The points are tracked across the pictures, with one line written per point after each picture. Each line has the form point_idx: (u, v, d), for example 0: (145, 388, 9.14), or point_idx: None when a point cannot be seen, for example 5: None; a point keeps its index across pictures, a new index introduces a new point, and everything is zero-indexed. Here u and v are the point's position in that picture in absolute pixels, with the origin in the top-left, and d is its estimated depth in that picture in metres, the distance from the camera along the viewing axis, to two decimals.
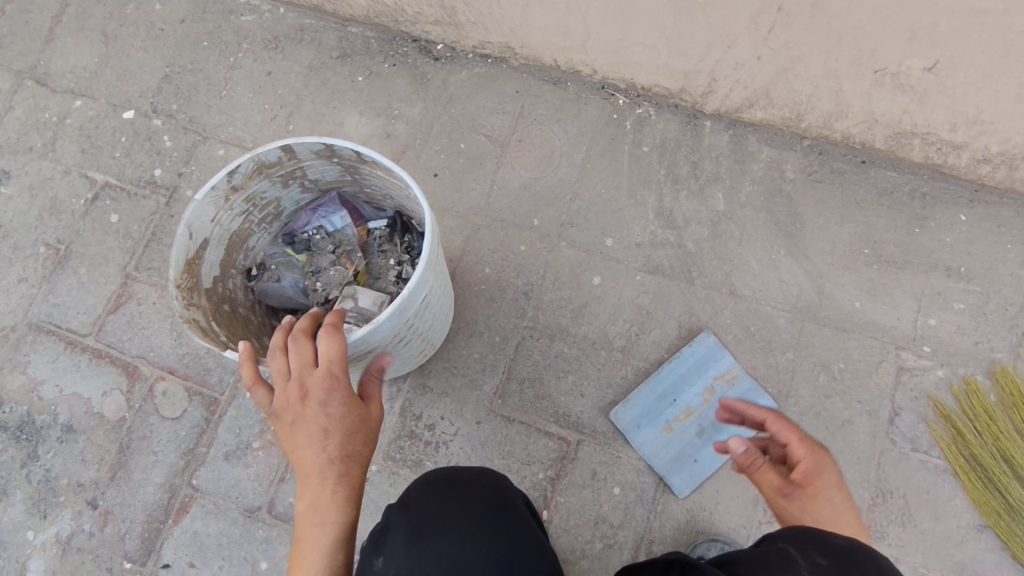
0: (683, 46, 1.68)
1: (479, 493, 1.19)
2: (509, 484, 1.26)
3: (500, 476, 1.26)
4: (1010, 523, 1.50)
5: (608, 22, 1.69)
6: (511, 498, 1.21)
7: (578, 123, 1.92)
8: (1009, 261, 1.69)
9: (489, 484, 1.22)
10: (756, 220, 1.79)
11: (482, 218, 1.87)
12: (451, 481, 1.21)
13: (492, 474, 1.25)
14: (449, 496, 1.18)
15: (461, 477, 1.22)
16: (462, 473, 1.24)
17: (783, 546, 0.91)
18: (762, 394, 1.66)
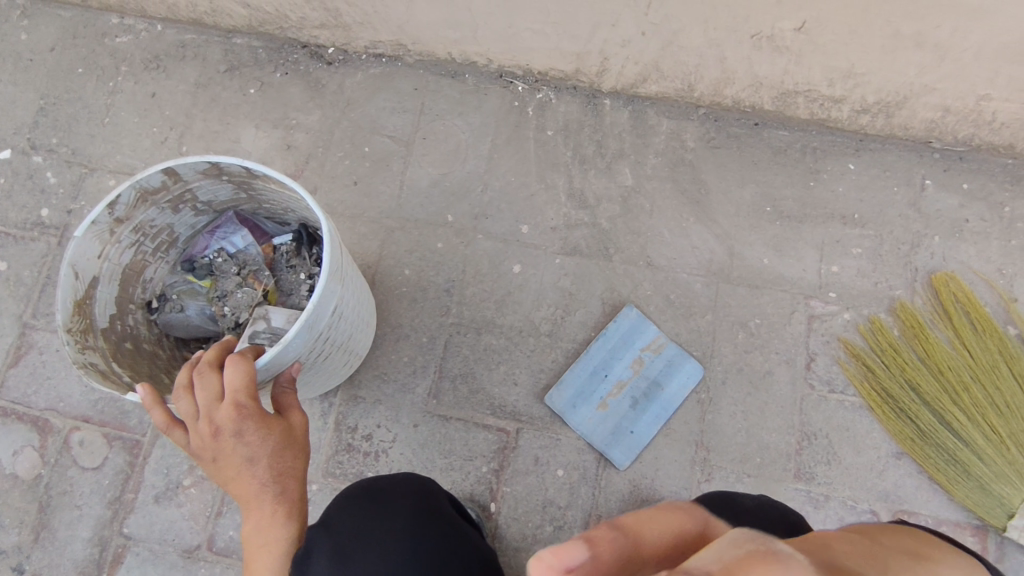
0: (571, 28, 1.69)
1: (401, 500, 1.22)
2: (430, 486, 1.29)
3: (420, 479, 1.29)
4: (922, 447, 1.60)
5: (495, 10, 1.69)
6: (435, 499, 1.25)
7: (481, 114, 1.91)
8: (897, 202, 1.79)
9: (409, 491, 1.25)
10: (663, 191, 1.83)
11: (395, 220, 1.85)
12: (370, 493, 1.22)
13: (410, 480, 1.29)
14: (370, 507, 1.19)
15: (380, 488, 1.24)
16: (381, 483, 1.26)
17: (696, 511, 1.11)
18: (687, 358, 1.71)
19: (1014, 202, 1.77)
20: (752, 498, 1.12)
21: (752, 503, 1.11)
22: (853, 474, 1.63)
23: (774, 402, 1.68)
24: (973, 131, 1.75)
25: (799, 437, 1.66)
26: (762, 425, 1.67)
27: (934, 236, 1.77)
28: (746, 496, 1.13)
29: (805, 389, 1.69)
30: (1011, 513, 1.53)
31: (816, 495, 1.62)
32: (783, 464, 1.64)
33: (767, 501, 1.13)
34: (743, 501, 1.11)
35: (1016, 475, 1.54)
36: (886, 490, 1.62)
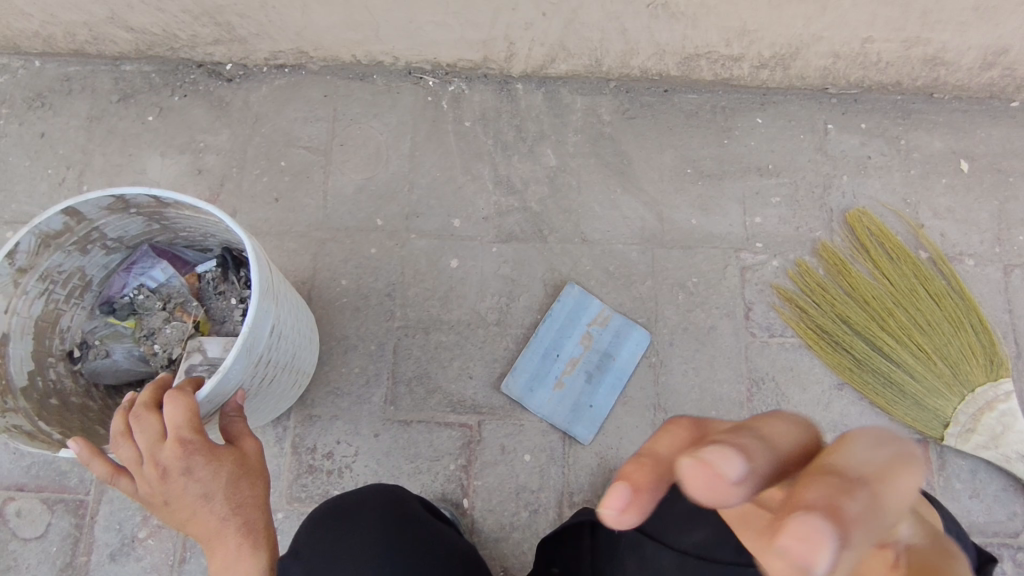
0: (472, 15, 1.69)
1: (371, 514, 1.16)
2: (401, 492, 1.24)
3: (390, 487, 1.23)
4: (859, 375, 1.69)
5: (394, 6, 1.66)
6: (407, 507, 1.20)
7: (396, 114, 1.88)
8: (805, 149, 1.88)
9: (379, 499, 1.19)
10: (588, 166, 1.86)
11: (324, 231, 1.80)
12: (337, 512, 1.17)
13: (380, 489, 1.23)
14: (338, 527, 1.14)
15: (347, 504, 1.18)
16: (348, 498, 1.20)
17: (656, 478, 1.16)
18: (634, 326, 1.75)
19: (908, 134, 1.89)
20: None
21: None
22: (802, 411, 1.71)
23: (720, 354, 1.75)
24: (863, 74, 1.85)
25: (748, 384, 1.73)
26: (712, 379, 1.73)
27: (843, 176, 1.87)
28: None
29: (747, 338, 1.76)
30: (945, 423, 1.65)
31: None
32: (737, 412, 1.71)
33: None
34: None
35: (945, 386, 1.65)
36: (834, 420, 1.71)
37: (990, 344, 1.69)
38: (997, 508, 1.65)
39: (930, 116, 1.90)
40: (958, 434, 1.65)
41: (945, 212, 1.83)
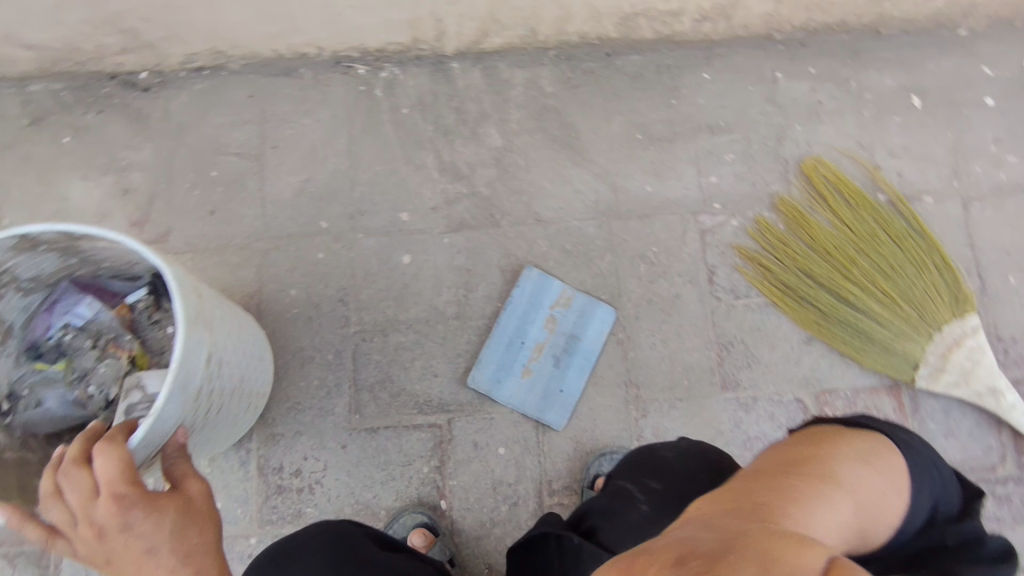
0: None
1: (314, 558, 1.12)
2: (347, 528, 1.19)
3: (336, 525, 1.18)
4: (827, 327, 1.67)
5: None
6: (354, 544, 1.15)
7: (328, 107, 1.78)
8: (756, 100, 1.81)
9: (323, 539, 1.15)
10: (535, 142, 1.78)
11: (266, 241, 1.72)
12: (280, 560, 1.12)
13: (326, 528, 1.18)
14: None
15: (290, 549, 1.14)
16: (292, 542, 1.16)
17: (619, 483, 1.11)
18: (597, 304, 1.70)
19: (859, 74, 1.83)
20: (673, 450, 1.14)
21: (672, 455, 1.13)
22: (772, 370, 1.70)
23: (686, 323, 1.71)
24: (807, 16, 1.78)
25: (717, 350, 1.70)
26: (681, 348, 1.70)
27: (796, 125, 1.81)
28: (668, 450, 1.15)
29: (713, 303, 1.72)
30: (915, 365, 1.64)
31: (745, 400, 1.68)
32: (709, 379, 1.69)
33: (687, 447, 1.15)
34: (664, 456, 1.13)
35: (912, 329, 1.64)
36: (805, 376, 1.69)
37: (954, 283, 1.67)
38: (973, 444, 1.66)
39: (879, 53, 1.84)
40: (928, 375, 1.64)
41: (901, 151, 1.79)
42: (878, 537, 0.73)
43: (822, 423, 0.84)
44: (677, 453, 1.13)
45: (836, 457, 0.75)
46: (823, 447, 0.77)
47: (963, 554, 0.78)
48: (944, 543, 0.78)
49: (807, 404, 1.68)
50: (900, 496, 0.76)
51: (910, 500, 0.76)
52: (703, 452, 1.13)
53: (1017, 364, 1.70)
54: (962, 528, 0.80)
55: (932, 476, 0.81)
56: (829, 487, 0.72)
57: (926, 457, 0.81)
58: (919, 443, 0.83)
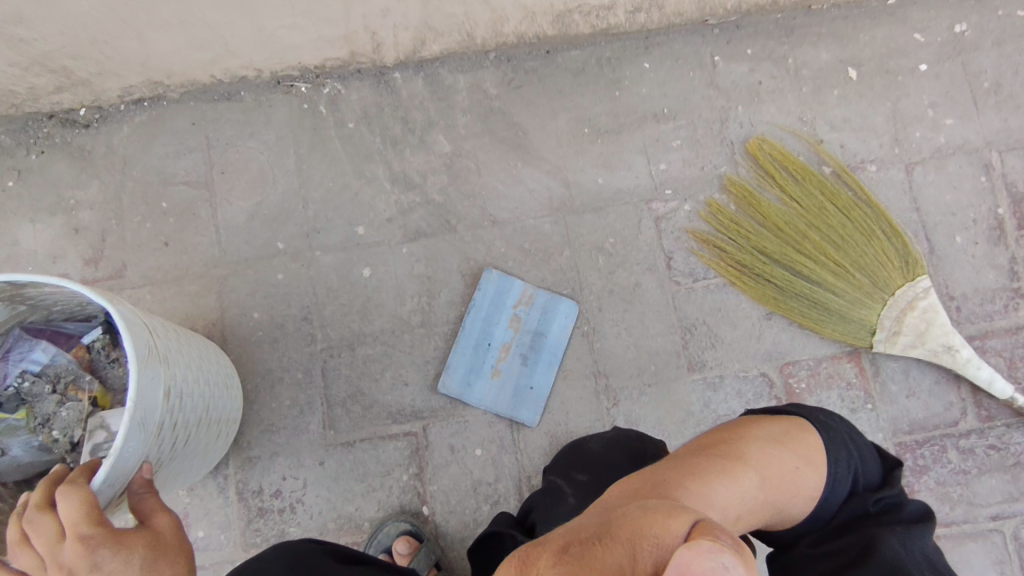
0: (321, 12, 1.58)
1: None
2: (303, 548, 1.20)
3: (292, 546, 1.20)
4: (783, 301, 1.71)
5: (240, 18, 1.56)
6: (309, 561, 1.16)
7: (273, 128, 1.78)
8: (696, 86, 1.84)
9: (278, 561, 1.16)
10: (483, 146, 1.80)
11: (223, 267, 1.73)
12: None
13: (281, 550, 1.19)
14: None
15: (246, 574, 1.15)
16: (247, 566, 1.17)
17: (552, 479, 1.16)
18: (560, 299, 1.72)
19: (795, 52, 1.85)
20: (598, 441, 1.22)
21: (599, 446, 1.21)
22: (735, 348, 1.73)
23: (648, 309, 1.74)
24: None
25: (681, 333, 1.73)
26: (645, 334, 1.73)
27: (738, 107, 1.84)
28: (593, 441, 1.23)
29: (672, 287, 1.75)
30: (871, 330, 1.68)
31: (712, 379, 1.71)
32: (675, 361, 1.72)
33: (613, 436, 1.23)
34: (590, 447, 1.21)
35: (866, 296, 1.68)
36: (768, 349, 1.73)
37: (903, 247, 1.71)
38: (934, 402, 1.70)
39: (813, 29, 1.85)
40: (885, 339, 1.68)
41: (842, 123, 1.83)
42: (788, 506, 0.90)
43: (749, 418, 1.04)
44: (602, 443, 1.21)
45: (750, 441, 0.94)
46: (741, 436, 0.96)
47: (883, 517, 0.95)
48: (866, 509, 0.95)
49: (772, 377, 1.72)
50: (813, 472, 0.93)
51: (824, 473, 0.94)
52: (626, 440, 1.20)
53: (970, 320, 1.75)
54: (881, 495, 0.97)
55: (850, 452, 0.99)
56: (737, 464, 0.89)
57: (843, 435, 1.01)
58: (838, 423, 1.03)
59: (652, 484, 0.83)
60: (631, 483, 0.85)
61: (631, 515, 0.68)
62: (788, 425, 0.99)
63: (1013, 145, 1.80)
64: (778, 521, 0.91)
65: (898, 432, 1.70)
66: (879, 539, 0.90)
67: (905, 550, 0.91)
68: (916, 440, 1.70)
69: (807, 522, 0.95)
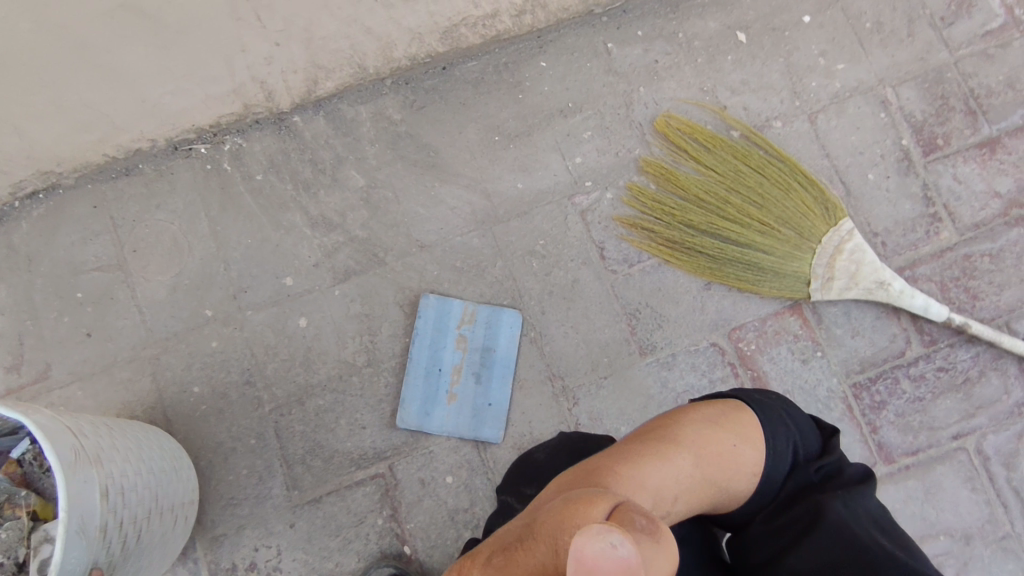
0: (198, 67, 1.63)
1: None
2: None
3: None
4: (718, 270, 1.73)
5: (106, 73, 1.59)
6: None
7: (178, 196, 1.72)
8: (596, 74, 1.83)
9: None
10: (396, 172, 1.76)
11: (153, 346, 1.67)
12: None
13: None
14: None
15: None
16: None
17: (505, 498, 1.18)
18: (503, 310, 1.71)
19: (683, 25, 1.86)
20: (541, 448, 1.24)
21: (543, 455, 1.22)
22: (681, 324, 1.75)
23: (590, 304, 1.74)
24: None
25: (627, 320, 1.74)
26: (592, 329, 1.73)
27: (639, 88, 1.84)
28: (536, 449, 1.25)
29: (610, 277, 1.76)
30: (806, 281, 1.71)
31: (665, 359, 1.73)
32: (626, 349, 1.73)
33: (557, 443, 1.24)
34: (535, 456, 1.23)
35: (795, 249, 1.70)
36: (713, 320, 1.75)
37: (819, 195, 1.75)
38: (879, 337, 1.74)
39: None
40: (821, 287, 1.71)
41: (741, 86, 1.85)
42: (731, 482, 0.93)
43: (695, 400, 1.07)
44: (546, 451, 1.23)
45: (688, 423, 0.98)
46: (679, 418, 1.00)
47: (827, 484, 0.97)
48: (810, 480, 0.97)
49: (722, 346, 1.74)
50: (752, 447, 0.95)
51: (762, 448, 0.95)
52: (568, 443, 1.22)
53: (896, 252, 1.80)
54: (822, 462, 0.99)
55: (786, 424, 1.00)
56: (671, 448, 0.94)
57: (778, 409, 1.02)
58: (774, 400, 1.04)
59: (588, 472, 0.89)
60: (570, 474, 0.91)
61: (556, 508, 0.74)
62: (725, 405, 1.02)
63: (905, 78, 1.86)
64: (725, 499, 0.94)
65: (851, 373, 1.73)
66: (825, 508, 0.93)
67: (849, 507, 0.93)
68: (869, 377, 1.74)
69: (759, 498, 0.97)
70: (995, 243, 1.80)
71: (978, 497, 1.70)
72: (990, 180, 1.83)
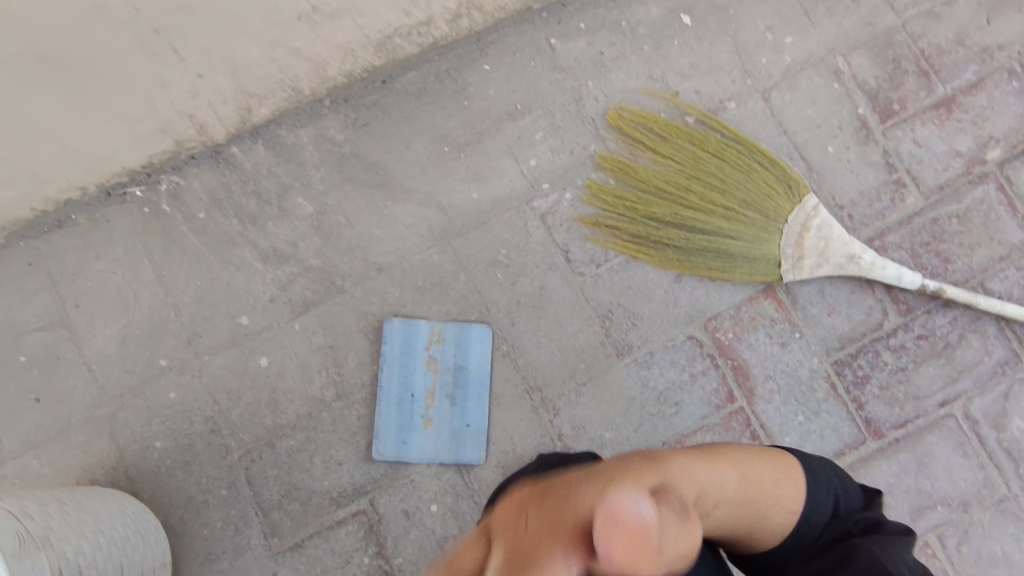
0: (118, 108, 1.51)
1: None
2: None
3: None
4: (686, 261, 1.69)
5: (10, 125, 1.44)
6: None
7: (118, 243, 1.64)
8: (542, 72, 1.77)
9: None
10: (346, 195, 1.69)
11: (108, 404, 1.59)
12: None
13: None
14: None
15: None
16: None
17: None
18: (471, 326, 1.66)
19: (626, 13, 1.81)
20: (521, 476, 1.22)
21: (524, 481, 1.20)
22: (656, 320, 1.70)
23: (560, 310, 1.69)
24: None
25: (600, 322, 1.69)
26: (565, 335, 1.68)
27: (588, 82, 1.78)
28: (517, 477, 1.22)
29: (578, 280, 1.70)
30: (777, 262, 1.67)
31: (643, 358, 1.68)
32: (603, 352, 1.68)
33: (536, 468, 1.23)
34: (515, 483, 1.20)
35: (762, 232, 1.66)
36: (687, 312, 1.71)
37: (781, 173, 1.71)
38: (855, 312, 1.71)
39: None
40: (792, 268, 1.67)
41: (691, 70, 1.81)
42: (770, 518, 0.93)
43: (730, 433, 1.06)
44: (527, 478, 1.20)
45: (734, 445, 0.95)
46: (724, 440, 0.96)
47: (865, 534, 1.00)
48: (849, 530, 1.00)
49: (699, 338, 1.70)
50: (793, 484, 0.98)
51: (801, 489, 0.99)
52: (546, 467, 1.21)
53: (864, 224, 1.77)
54: (862, 516, 1.03)
55: (829, 479, 1.05)
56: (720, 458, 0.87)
57: (823, 466, 1.08)
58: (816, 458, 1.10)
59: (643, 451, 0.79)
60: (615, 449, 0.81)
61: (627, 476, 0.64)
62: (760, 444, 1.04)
63: (854, 45, 1.83)
64: (764, 531, 0.94)
65: (831, 351, 1.70)
66: (858, 548, 0.95)
67: (883, 549, 0.95)
68: (850, 352, 1.70)
69: (792, 540, 0.98)
70: (961, 203, 1.78)
71: (972, 462, 1.67)
72: (950, 140, 1.81)
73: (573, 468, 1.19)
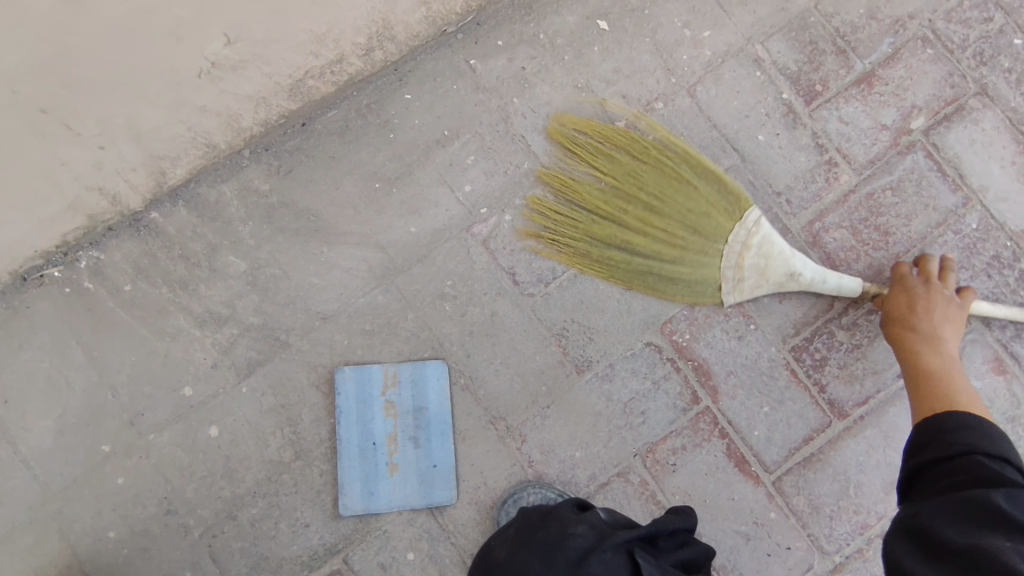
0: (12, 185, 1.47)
1: None
2: None
3: None
4: (625, 287, 1.68)
5: None
6: None
7: (42, 329, 1.55)
8: (464, 95, 1.73)
9: None
10: (278, 247, 1.63)
11: (53, 500, 1.51)
12: None
13: None
14: None
15: None
16: None
17: None
18: (426, 364, 1.61)
19: (542, 25, 1.78)
20: (503, 548, 1.26)
21: (504, 552, 1.25)
22: (612, 332, 1.68)
23: (514, 334, 1.66)
24: None
25: (556, 342, 1.67)
26: (523, 359, 1.65)
27: (513, 99, 1.75)
28: (498, 549, 1.27)
29: (529, 302, 1.68)
30: (718, 285, 1.65)
31: (603, 372, 1.66)
32: (563, 371, 1.65)
33: (513, 537, 1.27)
34: (497, 555, 1.25)
35: (702, 256, 1.64)
36: (642, 319, 1.69)
37: (722, 190, 1.67)
38: (806, 296, 1.72)
39: None
40: (732, 290, 1.65)
41: (615, 75, 1.79)
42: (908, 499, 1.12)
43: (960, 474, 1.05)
44: (506, 548, 1.26)
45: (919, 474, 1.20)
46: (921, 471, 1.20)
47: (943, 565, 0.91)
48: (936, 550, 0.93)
49: (658, 344, 1.69)
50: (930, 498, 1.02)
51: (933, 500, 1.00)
52: (527, 534, 1.25)
53: (802, 208, 1.78)
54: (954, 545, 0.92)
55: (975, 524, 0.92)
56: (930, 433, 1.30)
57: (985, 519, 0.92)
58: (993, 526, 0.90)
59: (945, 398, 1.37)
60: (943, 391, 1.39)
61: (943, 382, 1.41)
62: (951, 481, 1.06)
63: (771, 32, 1.84)
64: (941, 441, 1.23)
65: (787, 338, 1.71)
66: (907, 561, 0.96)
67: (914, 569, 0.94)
68: (807, 337, 1.71)
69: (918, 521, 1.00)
70: (893, 175, 1.80)
71: None
72: (875, 115, 1.83)
73: (547, 531, 1.23)
